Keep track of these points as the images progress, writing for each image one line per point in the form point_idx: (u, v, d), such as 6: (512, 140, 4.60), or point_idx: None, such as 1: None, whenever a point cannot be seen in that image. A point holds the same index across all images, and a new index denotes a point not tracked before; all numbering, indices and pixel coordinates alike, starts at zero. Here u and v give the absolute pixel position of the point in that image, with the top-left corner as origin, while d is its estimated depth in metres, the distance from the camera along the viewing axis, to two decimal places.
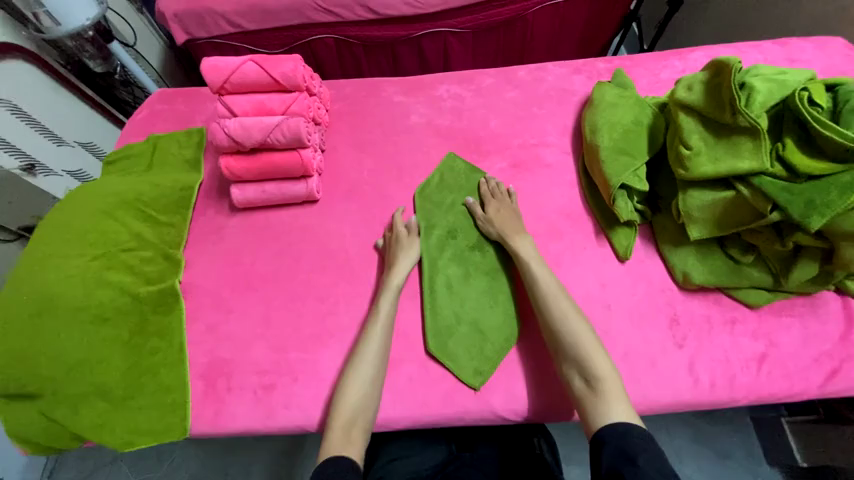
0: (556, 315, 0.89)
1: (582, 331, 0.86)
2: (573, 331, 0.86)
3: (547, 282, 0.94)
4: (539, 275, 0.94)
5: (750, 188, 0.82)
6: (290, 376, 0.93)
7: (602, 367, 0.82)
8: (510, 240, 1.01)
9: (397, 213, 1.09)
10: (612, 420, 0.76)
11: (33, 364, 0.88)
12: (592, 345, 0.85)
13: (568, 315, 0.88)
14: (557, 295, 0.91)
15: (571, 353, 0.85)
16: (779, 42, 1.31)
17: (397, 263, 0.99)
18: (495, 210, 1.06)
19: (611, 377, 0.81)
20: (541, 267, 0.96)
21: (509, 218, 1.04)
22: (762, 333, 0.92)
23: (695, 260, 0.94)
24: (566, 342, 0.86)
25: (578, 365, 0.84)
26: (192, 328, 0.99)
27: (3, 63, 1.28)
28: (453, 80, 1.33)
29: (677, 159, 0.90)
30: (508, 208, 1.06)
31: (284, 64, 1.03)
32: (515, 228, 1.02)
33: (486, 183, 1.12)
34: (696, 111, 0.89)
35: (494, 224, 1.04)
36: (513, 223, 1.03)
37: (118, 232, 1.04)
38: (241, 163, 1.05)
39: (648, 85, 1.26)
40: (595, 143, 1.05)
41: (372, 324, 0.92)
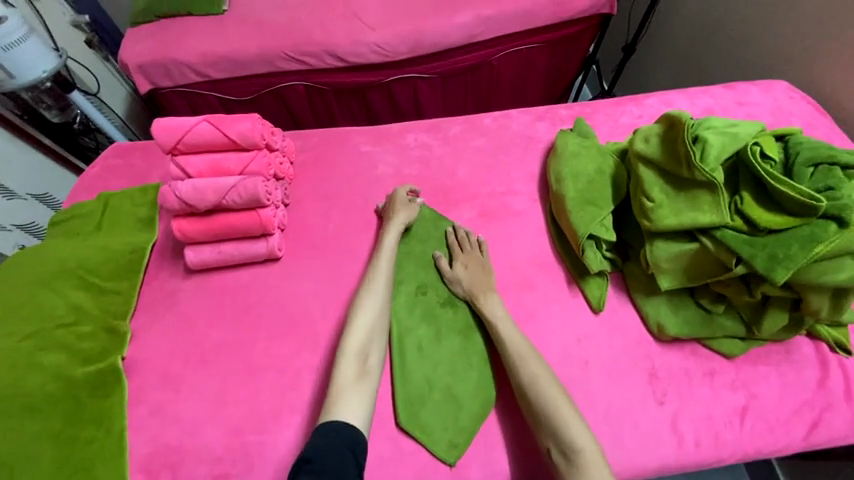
0: (528, 378, 0.85)
1: (556, 395, 0.82)
2: (546, 395, 0.82)
3: (516, 342, 0.90)
4: (510, 335, 0.91)
5: (713, 241, 0.81)
6: (246, 463, 0.84)
7: (580, 436, 0.78)
8: (479, 297, 0.98)
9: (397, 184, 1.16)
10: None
11: None
12: (568, 411, 0.81)
13: (541, 378, 0.84)
14: (529, 357, 0.88)
15: (546, 422, 0.80)
16: (727, 87, 1.38)
17: (394, 218, 1.07)
18: (463, 263, 1.03)
19: (589, 447, 0.77)
20: (508, 327, 0.92)
21: (478, 273, 1.01)
22: (741, 383, 0.89)
23: (668, 311, 0.92)
24: (539, 409, 0.82)
25: (554, 436, 0.79)
26: (135, 412, 0.89)
27: None
28: (420, 129, 1.33)
29: (640, 210, 0.90)
30: (477, 261, 1.03)
31: (241, 123, 1.00)
32: (484, 284, 1.00)
33: (454, 233, 1.09)
34: (655, 163, 0.90)
35: (464, 279, 1.01)
36: (483, 278, 1.00)
37: (55, 305, 0.95)
38: (195, 224, 1.00)
39: (609, 130, 1.29)
40: (561, 192, 1.04)
41: (370, 284, 0.97)
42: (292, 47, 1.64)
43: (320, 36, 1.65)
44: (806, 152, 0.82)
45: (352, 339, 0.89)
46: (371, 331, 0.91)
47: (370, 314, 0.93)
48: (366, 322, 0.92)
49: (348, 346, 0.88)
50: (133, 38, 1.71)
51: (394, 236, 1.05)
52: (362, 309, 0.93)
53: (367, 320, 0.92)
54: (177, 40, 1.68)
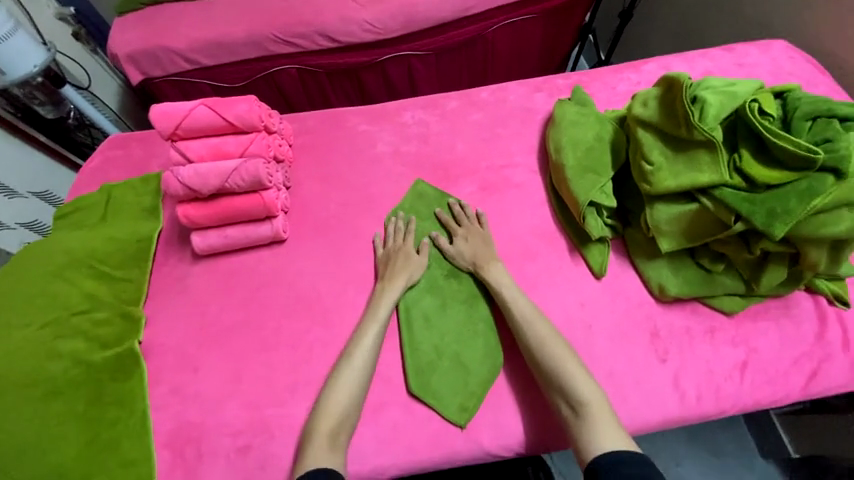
0: (536, 340, 0.88)
1: (563, 353, 0.86)
2: (554, 353, 0.86)
3: (522, 306, 0.93)
4: (514, 300, 0.94)
5: (713, 200, 0.83)
6: (265, 435, 0.87)
7: (587, 391, 0.81)
8: (481, 268, 1.00)
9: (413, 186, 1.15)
10: (601, 447, 0.74)
11: None
12: (575, 368, 0.84)
13: (548, 339, 0.88)
14: (536, 318, 0.91)
15: (555, 379, 0.84)
16: (725, 48, 1.36)
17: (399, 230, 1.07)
18: (464, 236, 1.04)
19: (598, 401, 0.80)
20: (512, 292, 0.95)
21: (479, 245, 1.03)
22: (741, 339, 0.92)
23: (669, 272, 0.94)
24: (548, 367, 0.85)
25: (563, 391, 0.83)
26: (156, 392, 0.92)
27: None
28: (417, 106, 1.32)
29: (640, 174, 0.91)
30: (478, 234, 1.05)
31: (238, 106, 1.00)
32: (487, 256, 1.01)
33: (452, 207, 1.10)
34: (654, 126, 0.90)
35: (465, 251, 1.03)
36: (485, 249, 1.02)
37: (68, 293, 0.97)
38: (200, 209, 1.01)
39: (607, 98, 1.28)
40: (561, 161, 1.05)
41: (374, 309, 0.95)
42: (282, 29, 1.61)
43: (310, 16, 1.62)
44: (805, 107, 0.82)
45: (347, 373, 0.87)
46: (365, 366, 0.88)
47: (366, 345, 0.90)
48: (362, 355, 0.89)
49: (339, 385, 0.86)
50: (120, 27, 1.68)
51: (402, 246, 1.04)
52: (364, 338, 0.91)
53: (364, 354, 0.89)
54: (165, 27, 1.65)
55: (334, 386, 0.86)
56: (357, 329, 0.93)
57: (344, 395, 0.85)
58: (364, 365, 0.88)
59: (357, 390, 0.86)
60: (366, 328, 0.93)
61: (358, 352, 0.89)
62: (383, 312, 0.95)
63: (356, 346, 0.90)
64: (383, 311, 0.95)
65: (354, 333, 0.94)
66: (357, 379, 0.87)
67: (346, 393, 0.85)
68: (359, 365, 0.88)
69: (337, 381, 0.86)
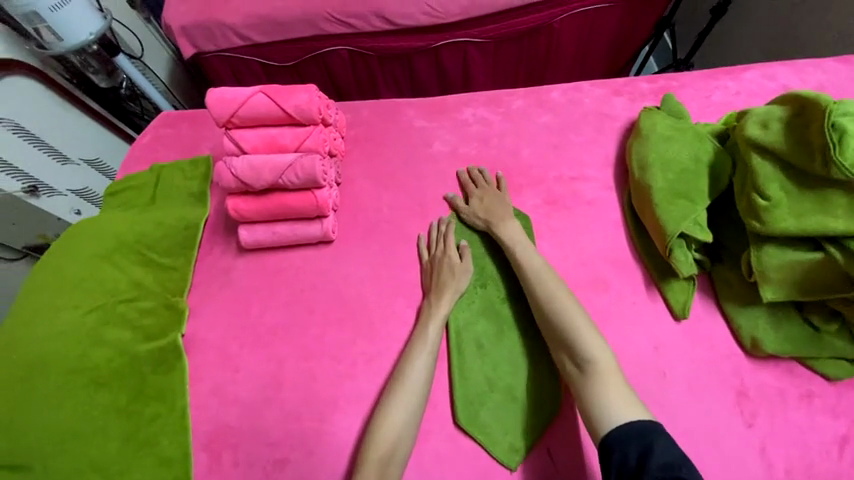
0: (546, 297, 0.86)
1: (573, 311, 0.83)
2: (563, 312, 0.83)
3: (535, 266, 0.91)
4: (527, 259, 0.92)
5: (843, 251, 0.70)
6: (303, 450, 0.83)
7: (596, 350, 0.78)
8: (496, 227, 0.98)
9: (472, 169, 1.08)
10: (605, 407, 0.71)
11: (16, 439, 0.78)
12: (584, 328, 0.81)
13: (559, 296, 0.85)
14: (547, 276, 0.89)
15: (563, 337, 0.81)
16: (843, 60, 1.17)
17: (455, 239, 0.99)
18: (478, 197, 1.03)
19: (606, 361, 0.77)
20: (526, 250, 0.93)
21: (493, 204, 1.02)
22: (844, 410, 0.79)
23: (767, 325, 0.82)
24: (556, 324, 0.83)
25: (571, 349, 0.80)
26: (196, 389, 0.90)
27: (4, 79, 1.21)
28: (479, 102, 1.21)
29: (749, 209, 0.78)
30: (493, 196, 1.03)
31: (297, 96, 0.93)
32: (499, 215, 1.00)
33: (468, 172, 1.08)
34: (775, 154, 0.77)
35: (479, 209, 1.02)
36: (499, 209, 1.01)
37: (116, 279, 0.95)
38: (251, 204, 0.96)
39: (698, 109, 1.13)
40: (647, 182, 0.93)
41: (424, 326, 0.89)
42: (337, 7, 1.52)
43: None
44: None
45: (400, 398, 0.81)
46: (418, 393, 0.82)
47: (420, 367, 0.84)
48: (415, 378, 0.83)
49: (391, 412, 0.80)
50: None
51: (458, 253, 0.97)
52: (416, 359, 0.85)
53: (418, 377, 0.84)
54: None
55: (385, 417, 0.80)
56: (409, 345, 0.88)
57: (394, 428, 0.79)
58: (419, 389, 0.83)
59: (410, 417, 0.80)
60: (415, 353, 0.86)
61: (410, 379, 0.83)
62: (436, 329, 0.88)
63: (407, 368, 0.84)
64: (432, 333, 0.88)
65: (405, 351, 0.88)
66: (409, 411, 0.81)
67: (396, 427, 0.79)
68: (411, 396, 0.82)
69: (390, 408, 0.80)
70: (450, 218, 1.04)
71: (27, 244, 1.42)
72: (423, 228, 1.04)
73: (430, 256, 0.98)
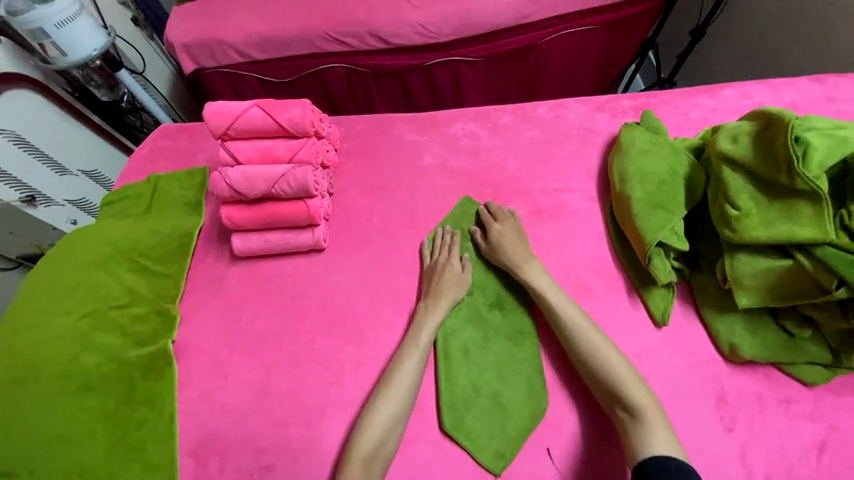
0: (581, 337, 0.85)
1: (605, 346, 0.83)
2: (601, 354, 0.83)
3: (565, 305, 0.89)
4: (555, 298, 0.90)
5: (811, 259, 0.73)
6: (290, 456, 0.83)
7: (629, 380, 0.80)
8: (518, 263, 0.96)
9: (493, 205, 1.07)
10: (658, 453, 0.71)
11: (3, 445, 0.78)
12: (626, 371, 0.81)
13: (594, 338, 0.85)
14: (578, 315, 0.88)
15: (605, 381, 0.81)
16: (814, 79, 1.23)
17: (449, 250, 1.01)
18: (498, 231, 1.01)
19: (640, 391, 0.79)
20: (547, 282, 0.93)
21: (514, 239, 0.99)
22: (821, 415, 0.81)
23: (744, 331, 0.84)
24: (596, 367, 0.82)
25: (604, 382, 0.81)
26: (185, 396, 0.91)
27: (9, 92, 1.25)
28: (468, 117, 1.26)
29: (721, 219, 0.81)
30: (513, 233, 1.01)
31: (291, 110, 0.97)
32: (521, 250, 0.98)
33: (487, 208, 1.07)
34: (744, 167, 0.81)
35: (499, 243, 0.99)
36: (520, 243, 0.99)
37: (109, 285, 0.96)
38: (244, 212, 0.98)
39: (677, 124, 1.18)
40: (627, 193, 0.96)
41: (414, 331, 0.90)
42: (334, 27, 1.58)
43: (364, 15, 1.58)
44: None
45: (385, 402, 0.82)
46: (405, 398, 0.83)
47: (406, 372, 0.86)
48: (402, 382, 0.84)
49: (376, 415, 0.81)
50: (178, 16, 1.69)
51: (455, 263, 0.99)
52: (404, 364, 0.86)
53: (405, 383, 0.84)
54: (221, 19, 1.65)
55: (368, 421, 0.81)
56: (399, 350, 0.89)
57: (377, 433, 0.79)
58: (406, 394, 0.84)
59: (395, 421, 0.81)
60: (402, 358, 0.87)
61: (394, 384, 0.84)
62: (425, 335, 0.90)
63: (396, 373, 0.85)
64: (425, 337, 0.89)
65: (393, 356, 0.90)
66: (394, 415, 0.82)
67: (380, 430, 0.80)
68: (395, 400, 0.83)
69: (375, 412, 0.81)
70: (450, 227, 1.06)
71: (21, 254, 1.42)
72: (420, 238, 1.06)
73: (428, 263, 1.00)
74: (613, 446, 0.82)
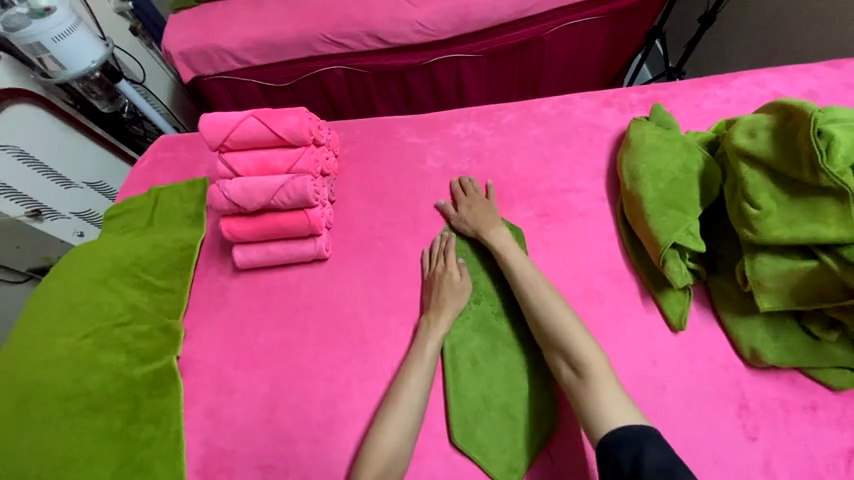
0: (536, 301, 0.87)
1: (566, 317, 0.83)
2: (556, 317, 0.83)
3: (526, 272, 0.91)
4: (517, 267, 0.92)
5: (837, 260, 0.69)
6: (297, 473, 0.82)
7: (588, 351, 0.79)
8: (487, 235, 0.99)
9: (465, 179, 1.09)
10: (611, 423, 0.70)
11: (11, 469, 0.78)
12: (580, 333, 0.81)
13: (550, 301, 0.86)
14: (536, 280, 0.89)
15: (556, 342, 0.82)
16: (833, 64, 1.17)
17: (451, 257, 0.98)
18: (467, 207, 1.04)
19: (598, 361, 0.77)
20: (516, 255, 0.94)
21: (482, 213, 1.02)
22: (849, 422, 0.77)
23: (765, 335, 0.80)
24: (548, 328, 0.83)
25: (564, 353, 0.80)
26: (191, 412, 0.90)
27: (11, 108, 1.24)
28: (471, 117, 1.22)
29: (739, 218, 0.77)
30: (482, 206, 1.03)
31: (288, 118, 0.94)
32: (488, 224, 1.00)
33: (459, 181, 1.10)
34: (763, 163, 0.76)
35: (469, 217, 1.02)
36: (488, 217, 1.01)
37: (111, 302, 0.95)
38: (244, 225, 0.97)
39: (688, 117, 1.14)
40: (638, 192, 0.93)
41: (420, 342, 0.88)
42: (331, 28, 1.55)
43: (361, 15, 1.54)
44: None
45: (394, 419, 0.80)
46: (415, 413, 0.81)
47: (416, 385, 0.84)
48: (411, 396, 0.82)
49: (385, 433, 0.79)
50: (174, 24, 1.67)
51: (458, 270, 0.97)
52: (412, 377, 0.84)
53: (414, 397, 0.82)
54: (217, 26, 1.63)
55: (377, 439, 0.79)
56: (405, 362, 0.87)
57: (387, 450, 0.77)
58: (415, 408, 0.82)
59: (405, 437, 0.79)
60: (410, 374, 0.85)
61: (404, 399, 0.82)
62: (433, 345, 0.87)
63: (404, 388, 0.83)
64: (431, 351, 0.87)
65: (401, 369, 0.87)
66: (404, 432, 0.79)
67: (390, 447, 0.78)
68: (405, 416, 0.81)
69: (383, 429, 0.79)
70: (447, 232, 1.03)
71: (30, 267, 1.46)
72: (420, 251, 1.03)
73: (429, 272, 0.98)
74: None
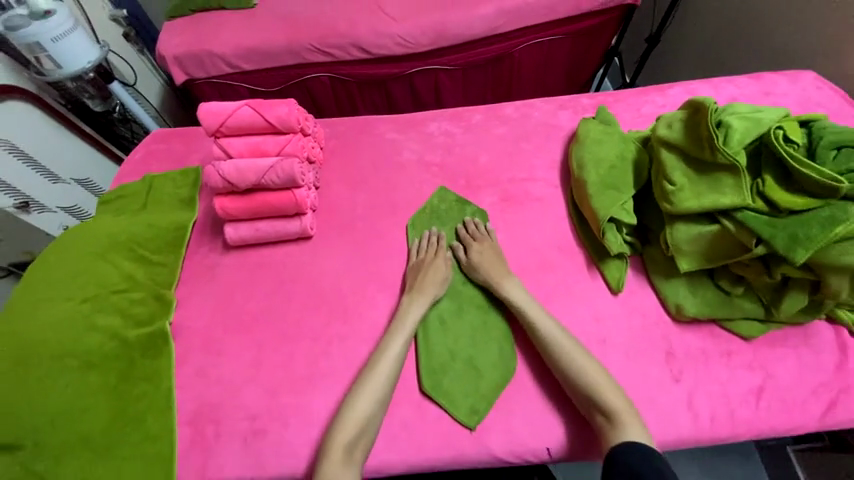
0: (559, 349, 0.90)
1: (573, 347, 0.90)
2: (578, 366, 0.87)
3: (540, 317, 0.94)
4: (535, 316, 0.95)
5: (734, 222, 0.83)
6: (282, 421, 0.90)
7: (598, 377, 0.86)
8: (501, 286, 1.00)
9: (468, 223, 1.13)
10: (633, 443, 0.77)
11: (18, 414, 0.87)
12: (602, 380, 0.85)
13: (571, 350, 0.89)
14: (552, 327, 0.93)
15: (581, 391, 0.85)
16: (752, 77, 1.37)
17: (437, 263, 1.05)
18: (477, 254, 1.06)
19: (608, 387, 0.85)
20: (519, 290, 0.99)
21: (493, 261, 1.04)
22: (759, 364, 0.91)
23: (687, 292, 0.95)
24: (573, 378, 0.86)
25: (576, 383, 0.86)
26: (181, 371, 0.97)
27: (8, 104, 1.31)
28: (444, 117, 1.37)
29: (661, 194, 0.93)
30: (490, 250, 1.06)
31: (278, 108, 1.06)
32: (500, 273, 1.02)
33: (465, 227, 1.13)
34: (678, 148, 0.92)
35: (480, 267, 1.04)
36: (499, 266, 1.03)
37: (108, 273, 1.03)
38: (236, 203, 1.06)
39: (631, 119, 1.31)
40: (583, 178, 1.08)
41: (396, 326, 0.95)
42: (319, 39, 1.70)
43: (346, 28, 1.70)
44: (831, 136, 0.82)
45: (367, 388, 0.88)
46: (385, 383, 0.89)
47: (388, 361, 0.91)
48: (383, 371, 0.90)
49: (358, 400, 0.86)
50: (170, 31, 1.79)
51: (444, 269, 1.05)
52: (386, 353, 0.92)
53: (386, 370, 0.90)
54: (211, 34, 1.75)
55: (359, 391, 0.87)
56: (382, 340, 0.95)
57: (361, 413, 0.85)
58: (386, 381, 0.89)
59: (375, 406, 0.87)
60: (393, 335, 0.94)
61: (377, 372, 0.90)
62: (407, 328, 0.95)
63: (378, 362, 0.91)
64: (409, 326, 0.96)
65: (377, 346, 0.95)
66: (375, 399, 0.87)
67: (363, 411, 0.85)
68: (380, 382, 0.89)
69: (357, 396, 0.87)
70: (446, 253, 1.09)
71: (10, 261, 1.43)
72: (413, 233, 1.13)
73: (417, 259, 1.07)
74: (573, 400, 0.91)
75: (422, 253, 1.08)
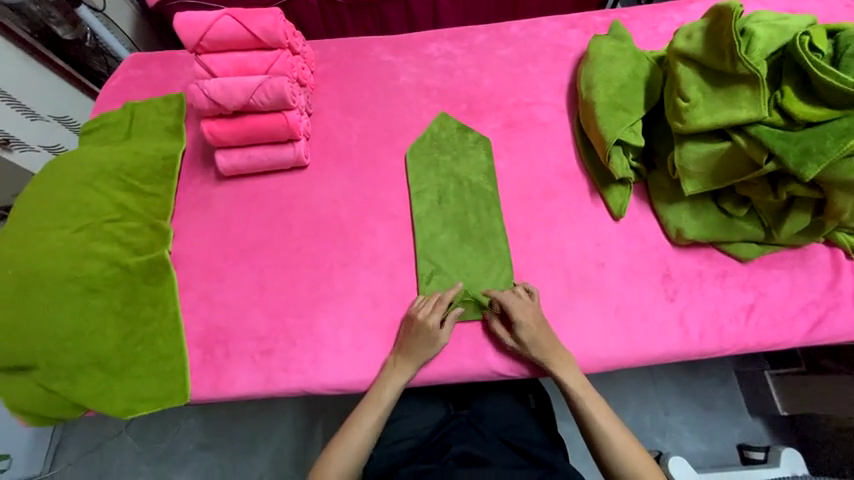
0: (597, 428, 0.84)
1: (592, 397, 0.86)
2: (615, 441, 0.82)
3: (568, 370, 0.88)
4: (581, 392, 0.86)
5: (746, 138, 0.80)
6: (288, 341, 0.94)
7: (615, 433, 0.83)
8: (549, 356, 0.88)
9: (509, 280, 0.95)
10: None
11: (30, 337, 0.90)
12: (628, 442, 0.83)
13: (610, 429, 0.84)
14: (594, 402, 0.86)
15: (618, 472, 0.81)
16: None
17: (430, 321, 0.90)
18: (519, 318, 0.89)
19: (628, 443, 0.83)
20: (551, 337, 0.89)
21: (538, 327, 0.89)
22: (751, 284, 0.93)
23: (689, 216, 0.94)
24: (609, 457, 0.82)
25: (596, 436, 0.84)
26: (185, 297, 0.98)
27: None
28: (444, 37, 1.25)
29: (674, 112, 0.88)
30: (533, 314, 0.90)
31: (263, 18, 0.98)
32: (549, 341, 0.89)
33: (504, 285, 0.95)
34: (695, 61, 0.86)
35: (526, 332, 0.88)
36: (547, 332, 0.89)
37: (100, 202, 1.01)
38: (224, 126, 1.01)
39: (646, 39, 1.20)
40: (591, 99, 1.02)
41: (399, 366, 0.89)
42: None
43: None
44: None
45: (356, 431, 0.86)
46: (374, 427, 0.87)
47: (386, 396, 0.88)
48: (380, 407, 0.87)
49: (343, 445, 0.85)
50: None
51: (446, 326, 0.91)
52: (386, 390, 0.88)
53: (380, 408, 0.87)
54: None
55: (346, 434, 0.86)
56: (386, 372, 0.90)
57: (346, 458, 0.84)
58: (376, 423, 0.87)
59: (362, 446, 0.85)
60: (389, 380, 0.89)
61: (369, 413, 0.87)
62: (399, 379, 0.88)
63: (370, 408, 0.88)
64: (388, 397, 0.88)
65: (379, 377, 0.91)
66: (363, 443, 0.85)
67: (347, 455, 0.84)
68: (373, 423, 0.87)
69: (346, 437, 0.86)
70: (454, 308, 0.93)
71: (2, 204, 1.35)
72: (414, 217, 1.03)
73: (413, 310, 0.92)
74: (572, 322, 0.93)
75: (422, 303, 0.93)
